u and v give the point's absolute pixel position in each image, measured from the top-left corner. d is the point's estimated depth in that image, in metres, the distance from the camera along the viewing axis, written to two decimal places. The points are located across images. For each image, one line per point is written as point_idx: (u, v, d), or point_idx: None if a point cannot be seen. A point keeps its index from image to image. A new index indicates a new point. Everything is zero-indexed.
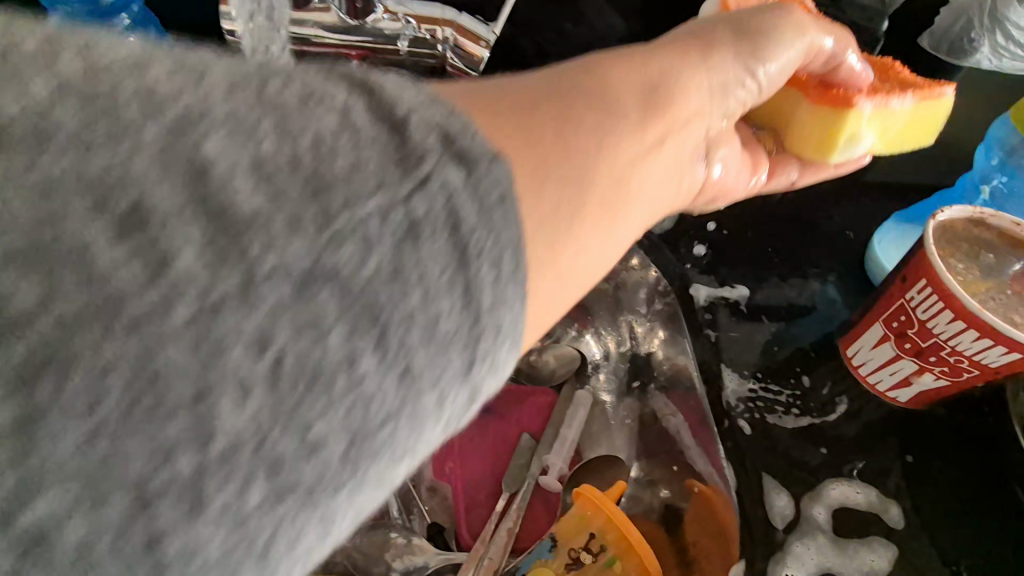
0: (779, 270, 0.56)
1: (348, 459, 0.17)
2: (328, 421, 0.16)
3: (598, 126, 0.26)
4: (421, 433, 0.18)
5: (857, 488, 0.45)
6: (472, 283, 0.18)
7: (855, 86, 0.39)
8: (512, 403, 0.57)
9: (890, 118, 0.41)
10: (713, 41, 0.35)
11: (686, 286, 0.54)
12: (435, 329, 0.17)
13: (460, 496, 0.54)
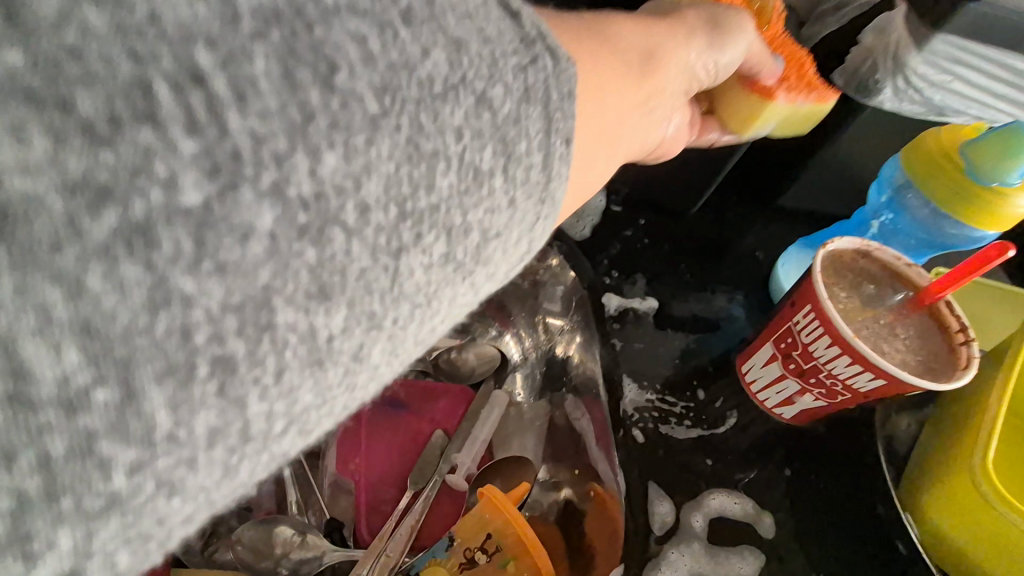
0: (686, 284, 0.58)
1: (475, 251, 0.20)
2: (471, 217, 0.20)
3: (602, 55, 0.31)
4: (484, 250, 0.20)
5: (735, 499, 0.47)
6: (548, 149, 0.21)
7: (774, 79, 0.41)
8: (428, 398, 0.56)
9: (790, 115, 0.42)
10: (673, 27, 0.36)
11: (598, 294, 0.55)
12: (536, 169, 0.21)
13: (363, 489, 0.53)
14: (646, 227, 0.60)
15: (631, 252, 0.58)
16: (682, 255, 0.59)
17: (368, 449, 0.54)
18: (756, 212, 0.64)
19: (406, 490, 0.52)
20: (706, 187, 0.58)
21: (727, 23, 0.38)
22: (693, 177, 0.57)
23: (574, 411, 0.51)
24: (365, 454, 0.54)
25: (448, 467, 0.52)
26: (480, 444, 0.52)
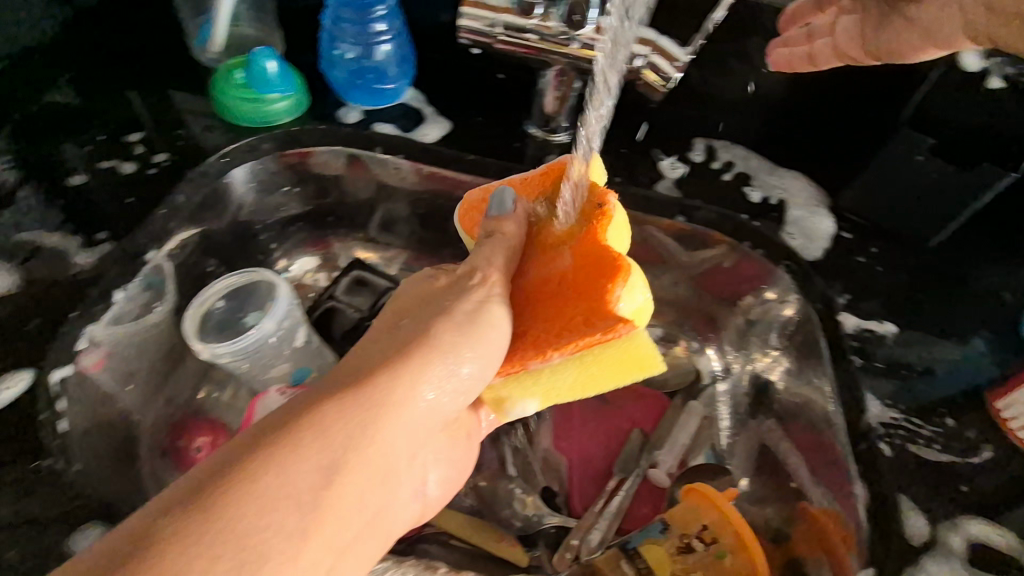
0: (922, 316, 0.57)
1: None
2: None
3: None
4: None
5: (997, 531, 0.46)
6: None
7: (524, 356, 0.41)
8: (629, 402, 0.67)
9: (552, 376, 0.41)
10: (395, 381, 0.37)
11: (833, 313, 0.55)
12: None
13: (575, 469, 0.62)
14: (877, 256, 0.60)
15: (863, 279, 0.58)
16: (917, 288, 0.58)
17: (580, 437, 0.64)
18: (1003, 246, 0.60)
19: (614, 475, 0.61)
20: None
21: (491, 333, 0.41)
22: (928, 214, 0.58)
23: (773, 434, 0.61)
24: (579, 436, 0.64)
25: (649, 463, 0.62)
26: (681, 448, 0.63)
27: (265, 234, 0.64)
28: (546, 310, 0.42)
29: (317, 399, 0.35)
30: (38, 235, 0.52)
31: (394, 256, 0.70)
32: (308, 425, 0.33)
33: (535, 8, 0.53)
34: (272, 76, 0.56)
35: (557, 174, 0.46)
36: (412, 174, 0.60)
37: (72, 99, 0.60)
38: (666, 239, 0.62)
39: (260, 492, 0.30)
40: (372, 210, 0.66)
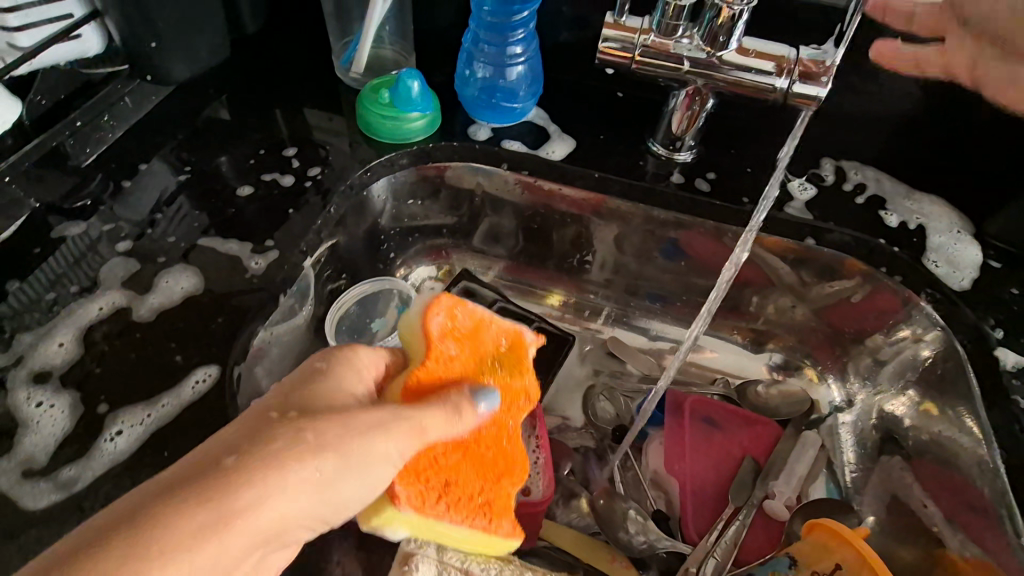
0: None
1: None
2: None
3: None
4: None
5: None
6: None
7: (436, 513, 0.39)
8: (740, 428, 0.63)
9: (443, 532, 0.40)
10: (245, 476, 0.30)
11: (990, 347, 0.51)
12: None
13: (687, 496, 0.60)
14: None
15: (1021, 312, 0.54)
16: None
17: (692, 462, 0.62)
18: None
19: (729, 504, 0.59)
20: None
21: (383, 443, 0.35)
22: None
23: (901, 480, 0.56)
24: (688, 461, 0.62)
25: (765, 493, 0.59)
26: (798, 479, 0.60)
27: (388, 243, 0.67)
28: (445, 498, 0.39)
29: (221, 448, 0.32)
30: (213, 239, 0.52)
31: (497, 267, 0.72)
32: (202, 484, 0.30)
33: (677, 29, 0.54)
34: (415, 94, 0.59)
35: (519, 344, 0.44)
36: (518, 187, 0.63)
37: (224, 113, 0.63)
38: (779, 262, 0.61)
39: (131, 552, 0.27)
40: (482, 221, 0.68)
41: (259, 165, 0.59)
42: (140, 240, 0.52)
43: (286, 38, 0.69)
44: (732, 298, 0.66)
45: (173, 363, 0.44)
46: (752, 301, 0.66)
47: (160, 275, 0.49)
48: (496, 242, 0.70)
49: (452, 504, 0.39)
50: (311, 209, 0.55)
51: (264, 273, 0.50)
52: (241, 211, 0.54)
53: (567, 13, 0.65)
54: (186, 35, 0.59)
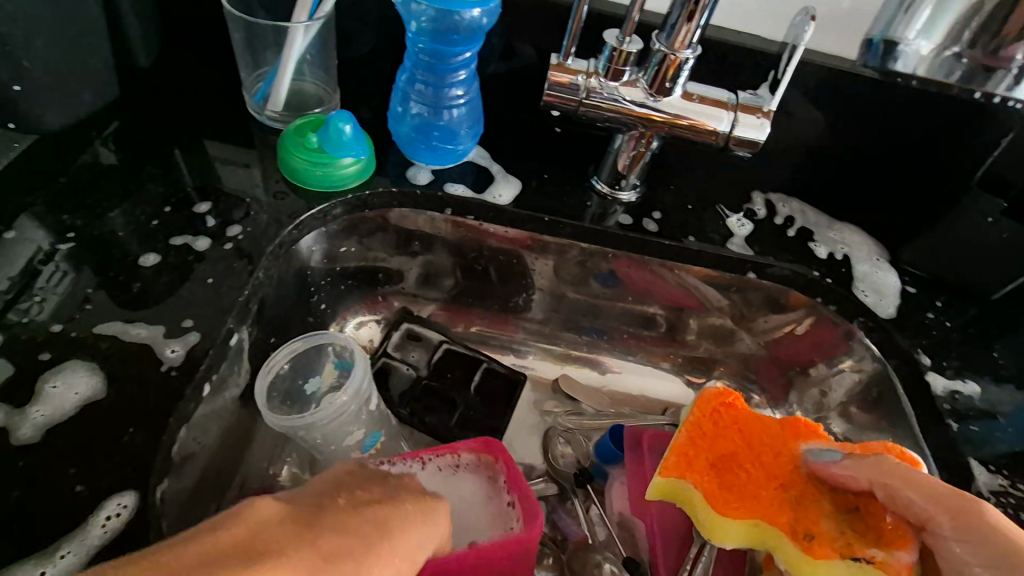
0: (1000, 369, 0.57)
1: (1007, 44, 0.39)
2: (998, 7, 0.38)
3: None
4: None
5: None
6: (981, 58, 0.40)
7: (688, 443, 0.43)
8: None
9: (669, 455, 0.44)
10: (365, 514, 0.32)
11: (921, 373, 0.55)
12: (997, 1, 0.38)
13: (653, 533, 0.53)
14: (945, 309, 0.60)
15: (937, 335, 0.58)
16: (991, 341, 0.59)
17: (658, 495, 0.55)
18: None
19: (695, 540, 0.52)
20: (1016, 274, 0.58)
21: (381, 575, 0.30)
22: (989, 273, 0.59)
23: None
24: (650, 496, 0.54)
25: None
26: None
27: (318, 295, 0.60)
28: (712, 468, 0.42)
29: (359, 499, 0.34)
30: (115, 324, 0.44)
31: (430, 309, 0.67)
32: (379, 505, 0.33)
33: (622, 74, 0.54)
34: (346, 138, 0.53)
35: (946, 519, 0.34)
36: (449, 226, 0.59)
37: (113, 161, 0.53)
38: (712, 292, 0.63)
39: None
40: (418, 262, 0.63)
41: (165, 226, 0.50)
42: (12, 332, 0.42)
43: (188, 74, 0.60)
44: (672, 326, 0.66)
45: (74, 496, 0.36)
46: (692, 329, 0.66)
47: (44, 379, 0.40)
48: (436, 285, 0.66)
49: (704, 430, 0.44)
50: (236, 276, 0.48)
51: (185, 362, 0.42)
52: (148, 283, 0.46)
53: (497, 45, 0.61)
54: (58, 74, 0.49)
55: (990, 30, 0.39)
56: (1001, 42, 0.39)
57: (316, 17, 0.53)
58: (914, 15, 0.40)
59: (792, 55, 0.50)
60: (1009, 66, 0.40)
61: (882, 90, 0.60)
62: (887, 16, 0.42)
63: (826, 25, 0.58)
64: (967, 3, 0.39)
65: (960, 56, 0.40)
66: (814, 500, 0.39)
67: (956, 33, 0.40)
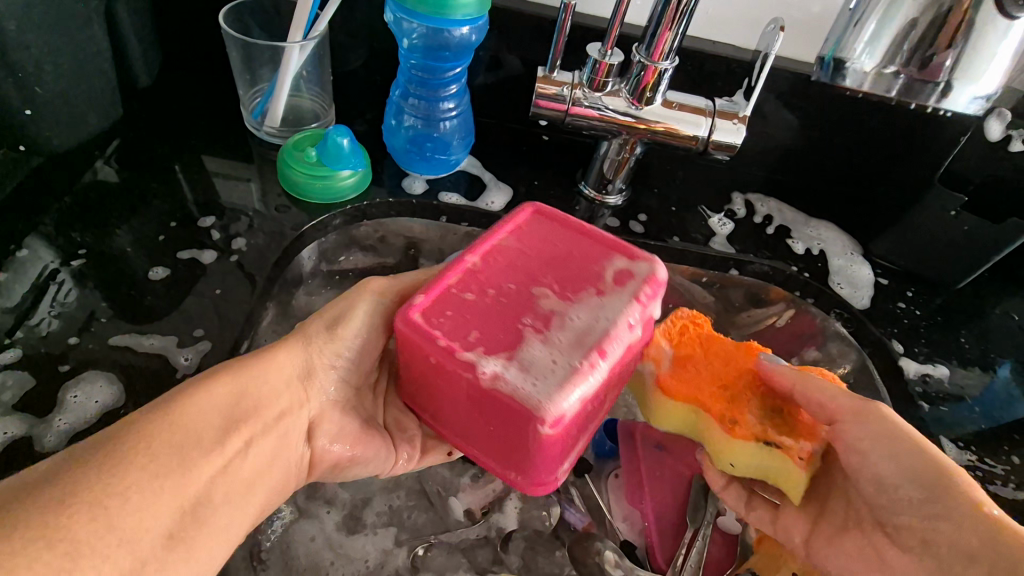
0: (966, 353, 0.61)
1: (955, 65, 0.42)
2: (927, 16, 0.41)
3: (976, 543, 0.35)
4: None
5: None
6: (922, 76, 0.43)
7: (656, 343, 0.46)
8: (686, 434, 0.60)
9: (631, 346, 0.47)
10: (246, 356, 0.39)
11: (895, 359, 0.59)
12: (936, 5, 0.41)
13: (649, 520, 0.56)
14: (915, 298, 0.64)
15: (908, 324, 0.62)
16: (958, 326, 0.63)
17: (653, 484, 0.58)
18: (1014, 286, 0.68)
19: (688, 526, 0.55)
20: (978, 264, 0.62)
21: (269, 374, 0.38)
22: (954, 263, 0.63)
23: None
24: (648, 483, 0.57)
25: (718, 510, 0.56)
26: None
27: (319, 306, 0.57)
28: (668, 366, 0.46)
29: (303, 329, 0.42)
30: (129, 335, 0.46)
31: None
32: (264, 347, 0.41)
33: (605, 85, 0.56)
34: (345, 151, 0.55)
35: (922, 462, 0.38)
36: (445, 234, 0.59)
37: (117, 179, 0.55)
38: (702, 291, 0.64)
39: (252, 383, 0.37)
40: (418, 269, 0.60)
41: (172, 241, 0.52)
42: (30, 346, 0.44)
43: (186, 93, 0.62)
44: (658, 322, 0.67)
45: None
46: None
47: (65, 389, 0.42)
48: None
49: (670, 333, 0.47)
50: (243, 286, 0.50)
51: (198, 370, 0.44)
52: (159, 296, 0.48)
53: (485, 58, 0.64)
54: (65, 97, 0.51)
55: (923, 44, 0.42)
56: (932, 54, 0.42)
57: (312, 36, 0.55)
58: (858, 37, 0.44)
59: (764, 64, 0.54)
60: (936, 80, 0.43)
61: (850, 93, 0.63)
62: (839, 32, 0.45)
63: (796, 34, 0.61)
64: (904, 21, 0.42)
65: (897, 73, 0.43)
66: (749, 399, 0.45)
67: (894, 51, 0.43)
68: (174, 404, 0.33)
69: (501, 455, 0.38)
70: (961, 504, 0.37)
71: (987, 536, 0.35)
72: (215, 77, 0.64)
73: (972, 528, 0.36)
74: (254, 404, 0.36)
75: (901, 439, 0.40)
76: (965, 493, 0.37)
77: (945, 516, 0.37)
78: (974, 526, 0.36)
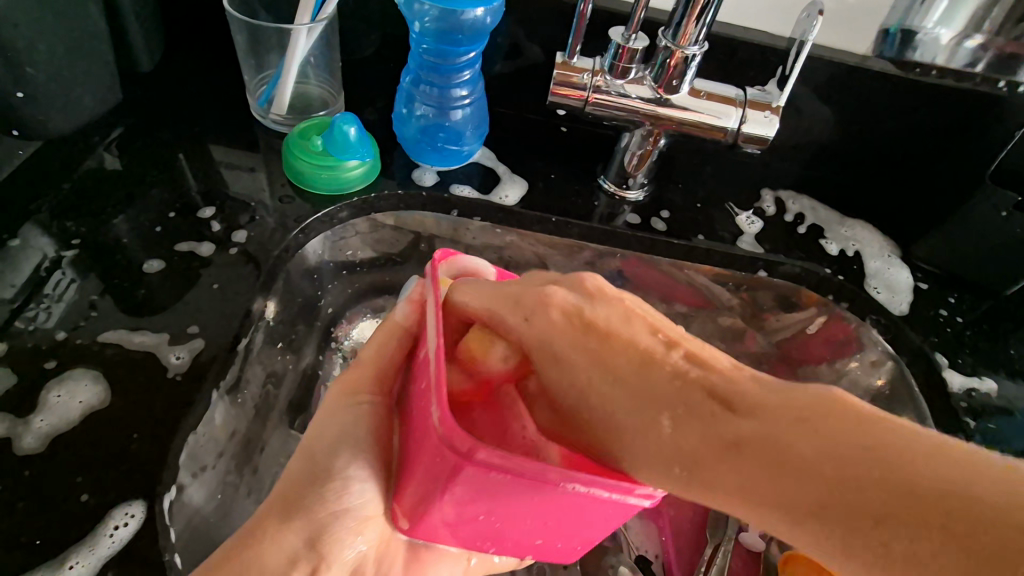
0: (1015, 365, 0.56)
1: None
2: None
3: (826, 480, 0.23)
4: None
5: None
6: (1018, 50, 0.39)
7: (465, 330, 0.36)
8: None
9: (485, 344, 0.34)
10: (259, 523, 0.34)
11: (938, 370, 0.54)
12: None
13: (669, 537, 0.53)
14: (958, 304, 0.60)
15: (951, 333, 0.57)
16: (1006, 337, 0.58)
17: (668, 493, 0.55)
18: None
19: (707, 542, 0.52)
20: None
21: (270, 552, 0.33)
22: (1005, 268, 0.58)
23: None
24: (663, 497, 0.55)
25: (738, 525, 0.53)
26: None
27: (325, 299, 0.54)
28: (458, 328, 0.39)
29: (290, 478, 0.36)
30: (119, 332, 0.43)
31: None
32: (276, 499, 0.35)
33: (628, 72, 0.53)
34: (351, 141, 0.52)
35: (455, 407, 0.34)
36: (454, 229, 0.56)
37: (116, 166, 0.53)
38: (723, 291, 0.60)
39: (249, 572, 0.32)
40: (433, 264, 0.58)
41: (170, 232, 0.50)
42: (17, 341, 0.42)
43: (193, 80, 0.60)
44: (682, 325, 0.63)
45: (81, 505, 0.36)
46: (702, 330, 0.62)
47: (49, 388, 0.40)
48: None
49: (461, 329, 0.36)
50: (243, 279, 0.48)
51: (190, 369, 0.42)
52: (151, 288, 0.46)
53: (502, 44, 0.61)
54: (62, 82, 0.49)
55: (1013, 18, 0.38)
56: None
57: (319, 17, 0.52)
58: (931, 7, 0.39)
59: (800, 51, 0.50)
60: None
61: (891, 85, 0.59)
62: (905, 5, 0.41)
63: (835, 20, 0.57)
64: None
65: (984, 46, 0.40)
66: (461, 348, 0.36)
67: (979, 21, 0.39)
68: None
69: (450, 489, 0.29)
70: (776, 419, 0.26)
71: (852, 445, 0.23)
72: (221, 63, 0.61)
73: (819, 440, 0.24)
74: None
75: (634, 321, 0.32)
76: (762, 426, 0.26)
77: (814, 462, 0.24)
78: (829, 441, 0.24)
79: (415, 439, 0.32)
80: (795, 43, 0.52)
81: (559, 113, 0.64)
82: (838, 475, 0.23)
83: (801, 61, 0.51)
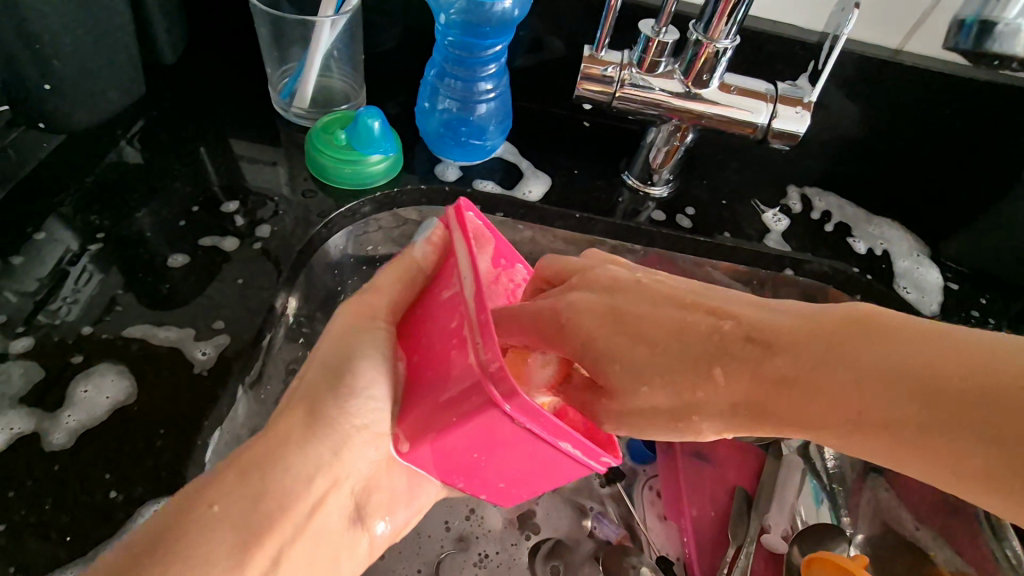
0: None
1: None
2: None
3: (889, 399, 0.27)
4: None
5: None
6: None
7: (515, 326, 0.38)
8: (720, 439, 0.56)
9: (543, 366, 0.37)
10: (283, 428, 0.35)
11: None
12: None
13: (690, 536, 0.51)
14: (990, 306, 0.58)
15: None
16: None
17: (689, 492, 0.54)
18: None
19: (730, 543, 0.51)
20: None
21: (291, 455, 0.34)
22: None
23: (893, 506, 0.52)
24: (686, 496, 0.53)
25: (761, 527, 0.52)
26: (790, 507, 0.53)
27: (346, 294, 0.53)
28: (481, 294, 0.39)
29: (310, 392, 0.36)
30: (144, 327, 0.43)
31: None
32: (295, 407, 0.36)
33: (657, 66, 0.52)
34: (375, 134, 0.52)
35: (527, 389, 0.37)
36: None
37: (139, 159, 0.53)
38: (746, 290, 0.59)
39: (270, 472, 0.33)
40: None
41: (194, 226, 0.49)
42: (43, 334, 0.41)
43: (215, 73, 0.59)
44: None
45: (109, 500, 0.35)
46: None
47: (75, 382, 0.40)
48: None
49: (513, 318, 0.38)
50: (267, 274, 0.47)
51: (215, 365, 0.42)
52: (176, 282, 0.46)
53: (526, 38, 0.60)
54: (86, 74, 0.48)
55: None
56: None
57: (344, 9, 0.52)
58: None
59: (834, 45, 0.48)
60: None
61: (924, 81, 0.57)
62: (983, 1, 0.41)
63: (868, 14, 0.55)
64: None
65: None
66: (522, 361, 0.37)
67: None
68: (179, 528, 0.30)
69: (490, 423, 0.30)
70: (819, 353, 0.29)
71: (901, 366, 0.27)
72: (242, 56, 0.61)
73: (861, 364, 0.28)
74: (278, 506, 0.32)
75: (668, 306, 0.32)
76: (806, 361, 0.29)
77: (875, 390, 0.27)
78: (880, 366, 0.28)
79: (446, 353, 0.33)
80: (830, 37, 0.50)
81: (583, 108, 0.63)
82: (895, 394, 0.27)
83: (835, 56, 0.50)
